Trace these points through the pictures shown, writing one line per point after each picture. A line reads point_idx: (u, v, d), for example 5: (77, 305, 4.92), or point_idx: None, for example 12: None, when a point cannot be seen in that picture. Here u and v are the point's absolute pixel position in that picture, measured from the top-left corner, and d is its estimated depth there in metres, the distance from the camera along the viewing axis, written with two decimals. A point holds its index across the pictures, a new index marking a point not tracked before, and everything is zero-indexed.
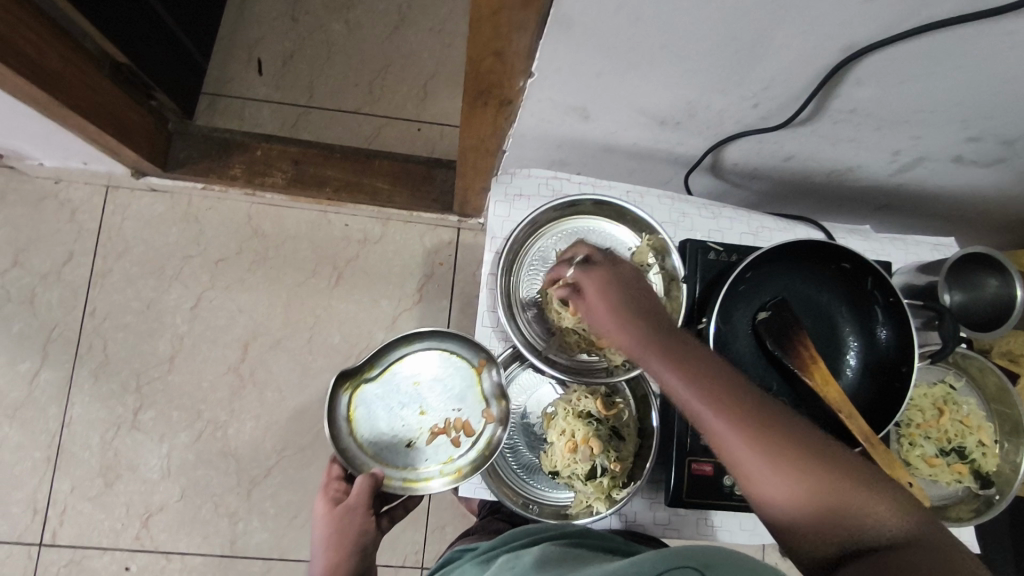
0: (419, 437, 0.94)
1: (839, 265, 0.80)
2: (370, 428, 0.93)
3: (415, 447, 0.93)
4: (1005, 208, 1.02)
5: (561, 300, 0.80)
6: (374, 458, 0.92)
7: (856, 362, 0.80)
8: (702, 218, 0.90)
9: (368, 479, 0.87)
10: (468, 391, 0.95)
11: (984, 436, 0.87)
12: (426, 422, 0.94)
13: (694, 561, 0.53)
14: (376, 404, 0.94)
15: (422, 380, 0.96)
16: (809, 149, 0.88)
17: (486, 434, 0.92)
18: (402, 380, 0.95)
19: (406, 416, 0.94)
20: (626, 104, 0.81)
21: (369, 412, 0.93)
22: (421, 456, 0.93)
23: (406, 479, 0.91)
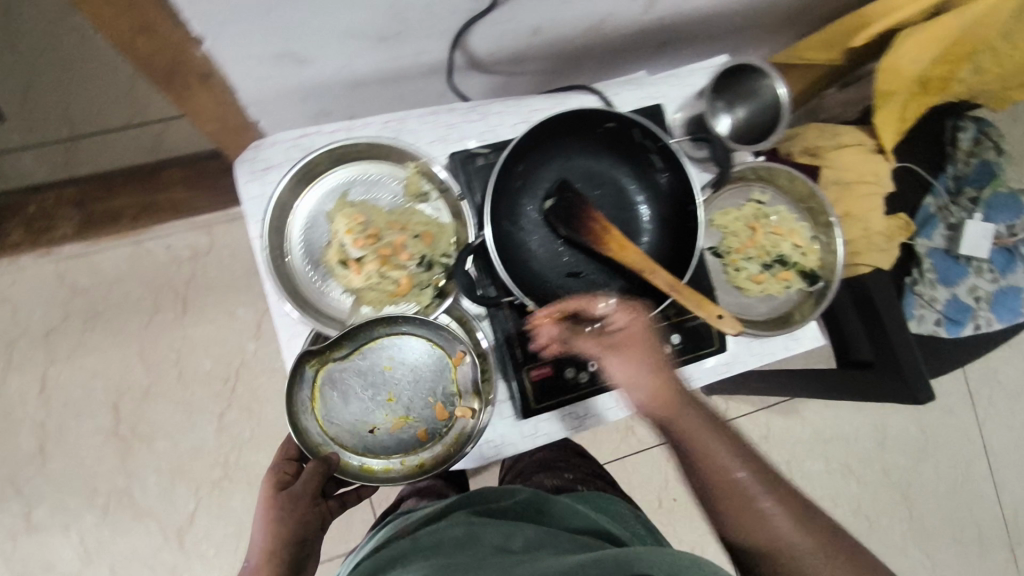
0: (384, 424, 0.80)
1: (605, 126, 0.76)
2: (331, 408, 0.79)
3: (376, 434, 0.80)
4: (770, 7, 1.00)
5: (342, 263, 0.75)
6: (332, 440, 0.79)
7: (651, 215, 0.79)
8: (470, 124, 0.84)
9: (318, 466, 0.75)
10: (443, 381, 0.81)
11: (798, 238, 0.89)
12: (394, 410, 0.80)
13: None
14: (344, 386, 0.79)
15: (396, 365, 0.80)
16: (548, 15, 0.82)
17: (455, 430, 0.80)
18: (374, 363, 0.80)
19: (374, 401, 0.80)
20: (331, 34, 0.72)
21: (336, 391, 0.79)
22: (386, 442, 0.80)
23: (365, 463, 0.79)
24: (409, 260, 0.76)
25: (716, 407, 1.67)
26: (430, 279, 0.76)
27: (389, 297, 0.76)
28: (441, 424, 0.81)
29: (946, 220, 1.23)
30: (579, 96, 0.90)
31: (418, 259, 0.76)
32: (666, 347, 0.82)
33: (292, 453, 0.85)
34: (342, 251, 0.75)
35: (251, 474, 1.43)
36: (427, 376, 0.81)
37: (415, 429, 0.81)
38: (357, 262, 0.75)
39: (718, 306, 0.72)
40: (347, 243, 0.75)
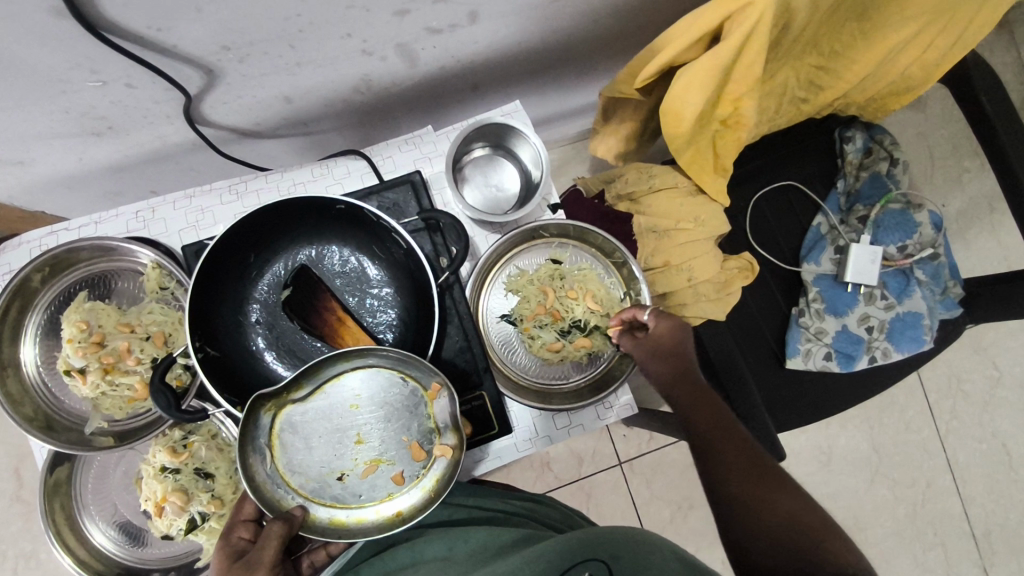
0: (354, 471, 0.65)
1: (337, 208, 0.70)
2: (290, 459, 0.64)
3: (346, 482, 0.65)
4: (577, 39, 0.92)
5: (67, 373, 0.71)
6: (299, 493, 0.64)
7: (399, 297, 0.73)
8: (224, 207, 0.80)
9: (279, 527, 0.61)
10: (418, 417, 0.66)
11: (592, 301, 0.81)
12: (365, 453, 0.65)
13: (601, 554, 0.62)
14: (307, 429, 0.65)
15: (364, 402, 0.65)
16: (286, 86, 0.76)
17: (436, 471, 0.65)
18: (336, 401, 0.65)
19: (340, 445, 0.65)
20: (29, 138, 0.69)
21: (297, 441, 0.64)
22: (358, 492, 0.65)
23: (335, 518, 0.64)
24: (140, 364, 0.72)
25: (638, 435, 1.52)
26: None
27: (127, 402, 0.73)
28: (418, 466, 0.65)
29: (835, 243, 1.12)
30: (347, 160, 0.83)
31: (151, 362, 0.73)
32: None
33: (249, 511, 0.69)
34: (65, 361, 0.71)
35: None
36: (400, 413, 0.66)
37: (391, 473, 0.65)
38: (81, 371, 0.71)
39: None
40: (69, 353, 0.70)
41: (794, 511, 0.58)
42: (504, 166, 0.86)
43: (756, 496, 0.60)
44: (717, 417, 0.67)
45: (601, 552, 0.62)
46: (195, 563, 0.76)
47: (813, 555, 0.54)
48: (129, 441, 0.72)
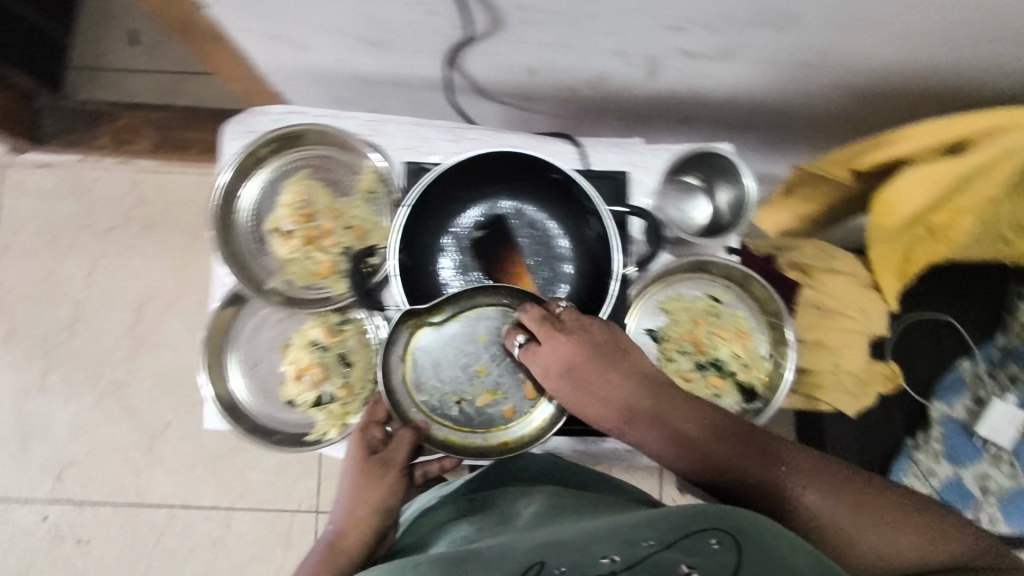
0: (473, 397, 0.76)
1: (551, 177, 0.76)
2: (420, 375, 0.75)
3: (461, 406, 0.76)
4: (802, 109, 0.95)
5: (273, 231, 0.80)
6: (421, 406, 0.76)
7: (574, 273, 0.78)
8: (442, 142, 0.87)
9: (409, 435, 0.75)
10: None
11: (739, 346, 0.83)
12: (483, 384, 0.76)
13: (732, 525, 0.52)
14: (434, 351, 0.75)
15: (490, 338, 0.75)
16: (540, 59, 0.83)
17: (543, 413, 0.76)
18: (465, 332, 0.75)
19: (463, 370, 0.76)
20: (322, 28, 0.78)
21: (428, 360, 0.75)
22: (471, 417, 0.76)
23: (449, 436, 0.76)
24: (334, 247, 0.80)
25: None
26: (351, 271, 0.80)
27: (310, 275, 0.80)
28: (527, 404, 0.76)
29: (974, 392, 1.08)
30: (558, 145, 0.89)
31: (342, 249, 0.80)
32: None
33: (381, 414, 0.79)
34: (276, 220, 0.80)
35: None
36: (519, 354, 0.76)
37: (504, 403, 0.76)
38: (286, 234, 0.80)
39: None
40: (283, 215, 0.80)
41: (813, 498, 0.58)
42: (698, 201, 0.88)
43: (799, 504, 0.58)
44: (700, 420, 0.66)
45: (726, 524, 0.52)
46: (303, 437, 0.82)
47: (846, 533, 0.56)
48: (295, 307, 0.77)
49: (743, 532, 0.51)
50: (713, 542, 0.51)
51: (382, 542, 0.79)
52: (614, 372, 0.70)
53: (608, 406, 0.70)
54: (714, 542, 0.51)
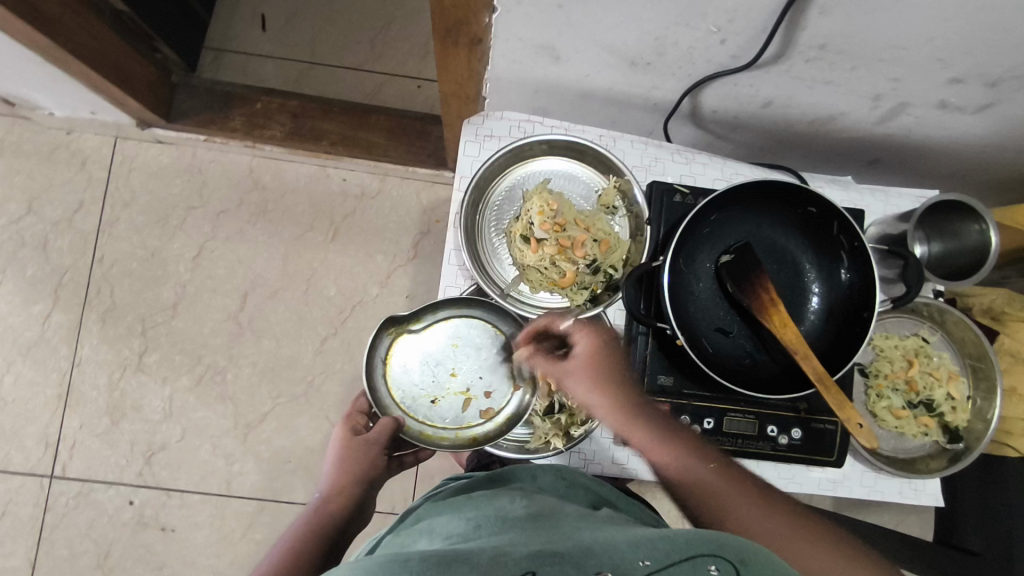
0: (445, 396, 0.83)
1: (805, 210, 0.79)
2: (403, 379, 0.83)
3: (438, 405, 0.84)
4: (997, 164, 0.99)
5: (523, 239, 0.81)
6: (399, 406, 0.83)
7: (819, 305, 0.79)
8: (674, 163, 0.89)
9: (389, 422, 0.81)
10: (503, 366, 0.84)
11: (953, 389, 0.86)
12: (455, 385, 0.84)
13: (733, 556, 0.50)
14: (412, 356, 0.83)
15: (462, 343, 0.84)
16: (787, 93, 0.85)
17: (507, 409, 0.84)
18: (443, 337, 0.84)
19: (440, 374, 0.84)
20: (595, 44, 0.79)
21: (407, 364, 0.83)
22: (445, 416, 0.83)
23: (424, 432, 0.83)
24: (582, 258, 0.80)
25: None
26: (590, 283, 0.81)
27: (550, 284, 0.82)
28: (497, 405, 0.84)
29: None
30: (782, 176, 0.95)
31: (590, 261, 0.81)
32: (783, 437, 0.81)
33: (361, 404, 0.93)
34: (528, 227, 0.81)
35: (326, 402, 1.50)
36: (491, 358, 0.84)
37: (475, 406, 0.84)
38: (537, 242, 0.81)
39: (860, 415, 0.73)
40: (535, 223, 0.80)
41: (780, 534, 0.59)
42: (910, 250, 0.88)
43: (751, 535, 0.60)
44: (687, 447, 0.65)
45: (730, 552, 0.51)
46: (527, 444, 0.85)
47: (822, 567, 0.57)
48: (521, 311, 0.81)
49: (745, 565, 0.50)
50: (712, 569, 0.50)
51: (358, 514, 0.87)
52: (612, 369, 0.70)
53: (600, 403, 0.69)
54: (713, 568, 0.50)
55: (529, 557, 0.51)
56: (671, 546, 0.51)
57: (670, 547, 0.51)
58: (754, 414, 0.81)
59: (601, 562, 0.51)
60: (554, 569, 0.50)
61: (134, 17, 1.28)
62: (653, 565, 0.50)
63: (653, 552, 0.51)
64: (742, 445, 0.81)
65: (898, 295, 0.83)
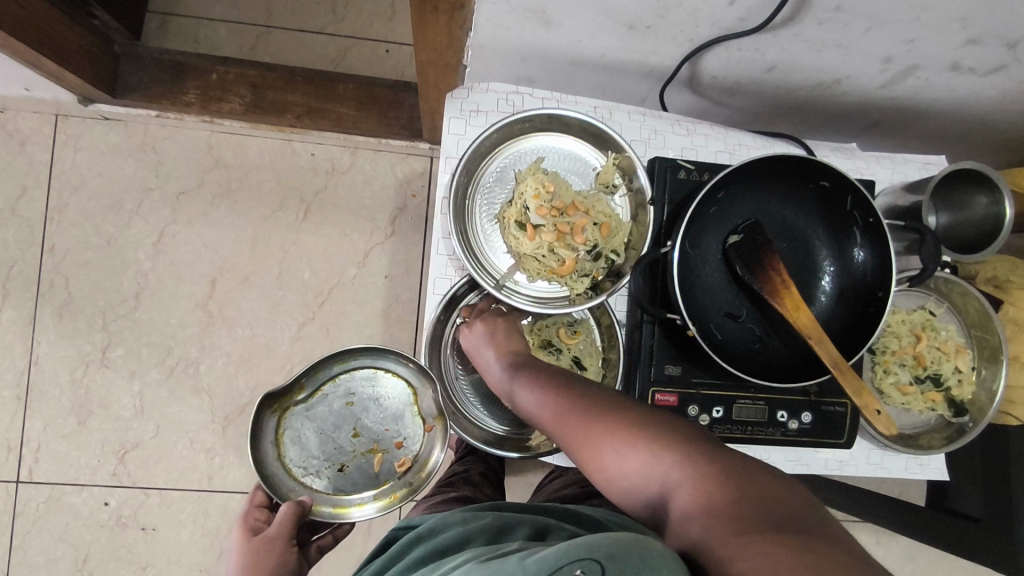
0: (352, 460, 0.89)
1: (817, 184, 0.74)
2: (300, 452, 0.87)
3: (346, 471, 0.88)
4: (1001, 125, 0.95)
5: (518, 225, 0.75)
6: (306, 486, 0.86)
7: (831, 286, 0.76)
8: (675, 135, 0.84)
9: (293, 506, 0.81)
10: (405, 414, 0.90)
11: (962, 362, 0.84)
12: (360, 445, 0.89)
13: (595, 551, 0.42)
14: (307, 430, 0.88)
15: (357, 402, 0.90)
16: (792, 57, 0.79)
17: (418, 455, 0.89)
18: (335, 401, 0.90)
19: (340, 438, 0.89)
20: (590, 7, 0.72)
21: (302, 436, 0.88)
22: (356, 479, 0.88)
23: (338, 504, 0.86)
24: (583, 244, 0.75)
25: None
26: (592, 270, 0.77)
27: (548, 273, 0.76)
28: (406, 452, 0.89)
29: None
30: (786, 147, 0.91)
31: (590, 247, 0.75)
32: (794, 422, 0.78)
33: (259, 499, 0.90)
34: (523, 213, 0.75)
35: None
36: (391, 410, 0.90)
37: (385, 460, 0.89)
38: (533, 228, 0.75)
39: (877, 400, 0.71)
40: (531, 207, 0.74)
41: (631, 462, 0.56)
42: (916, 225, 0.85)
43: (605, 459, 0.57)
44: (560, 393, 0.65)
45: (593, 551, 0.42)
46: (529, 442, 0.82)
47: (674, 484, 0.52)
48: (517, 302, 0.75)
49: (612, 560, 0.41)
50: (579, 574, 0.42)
51: None
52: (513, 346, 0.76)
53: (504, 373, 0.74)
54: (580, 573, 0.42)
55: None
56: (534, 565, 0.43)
57: (536, 567, 0.43)
58: (764, 401, 0.78)
59: None
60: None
61: None
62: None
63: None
64: (752, 432, 0.78)
65: (914, 271, 0.80)
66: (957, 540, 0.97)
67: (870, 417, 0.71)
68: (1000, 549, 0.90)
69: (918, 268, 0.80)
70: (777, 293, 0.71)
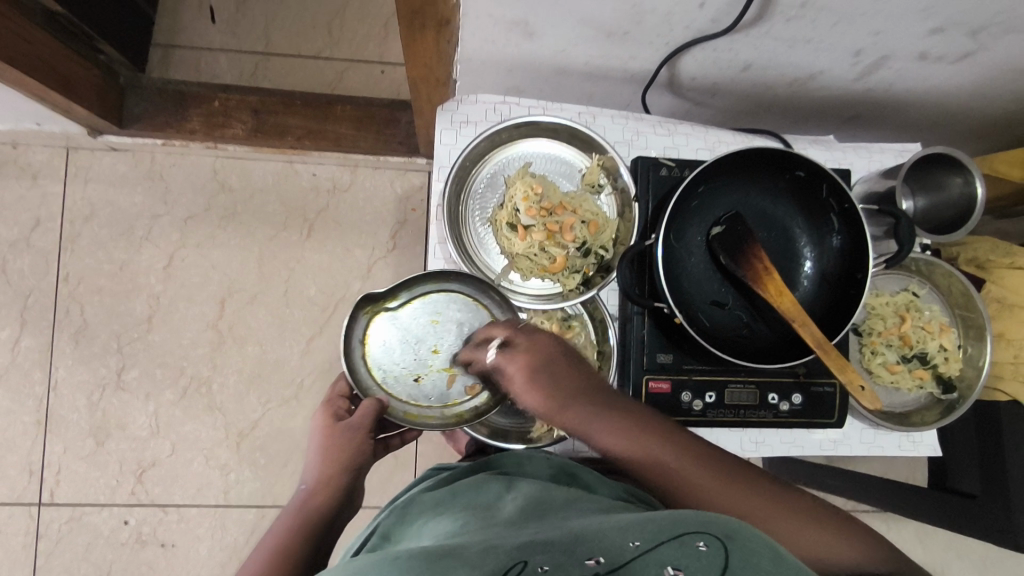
0: (428, 376, 0.79)
1: (793, 174, 0.78)
2: (384, 354, 0.79)
3: (421, 385, 0.79)
4: (974, 112, 0.99)
5: (509, 227, 0.79)
6: (382, 386, 0.79)
7: (812, 271, 0.79)
8: (657, 136, 0.88)
9: (372, 404, 0.77)
10: None
11: (947, 340, 0.87)
12: (439, 364, 0.79)
13: (720, 532, 0.49)
14: (392, 334, 0.79)
15: (445, 319, 0.80)
16: (765, 55, 0.83)
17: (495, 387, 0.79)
18: (424, 313, 0.80)
19: (422, 352, 0.79)
20: (569, 17, 0.76)
21: (386, 341, 0.79)
22: (429, 396, 0.79)
23: (408, 412, 0.79)
24: (572, 242, 0.79)
25: None
26: (583, 266, 0.81)
27: (541, 271, 0.80)
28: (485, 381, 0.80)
29: None
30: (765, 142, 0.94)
31: (579, 244, 0.80)
32: (785, 403, 0.81)
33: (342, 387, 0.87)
34: (514, 215, 0.79)
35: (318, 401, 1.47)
36: (477, 335, 0.80)
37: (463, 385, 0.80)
38: (524, 229, 0.79)
39: (861, 376, 0.74)
40: (521, 210, 0.79)
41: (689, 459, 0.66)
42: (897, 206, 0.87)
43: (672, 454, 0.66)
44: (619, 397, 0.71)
45: (714, 528, 0.49)
46: (530, 434, 0.85)
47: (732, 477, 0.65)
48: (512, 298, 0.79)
49: (733, 539, 0.48)
50: (701, 545, 0.48)
51: (348, 505, 0.82)
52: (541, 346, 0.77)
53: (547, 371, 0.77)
54: (702, 544, 0.48)
55: (520, 549, 0.49)
56: (658, 527, 0.50)
57: (662, 529, 0.49)
58: (755, 384, 0.81)
59: (590, 548, 0.49)
60: (548, 558, 0.48)
61: (74, 18, 1.21)
62: (644, 546, 0.48)
63: (641, 533, 0.50)
64: (745, 415, 0.80)
65: (889, 252, 0.83)
66: (953, 517, 0.98)
67: (855, 392, 0.74)
68: (998, 522, 0.92)
69: (894, 248, 0.83)
70: (760, 278, 0.74)
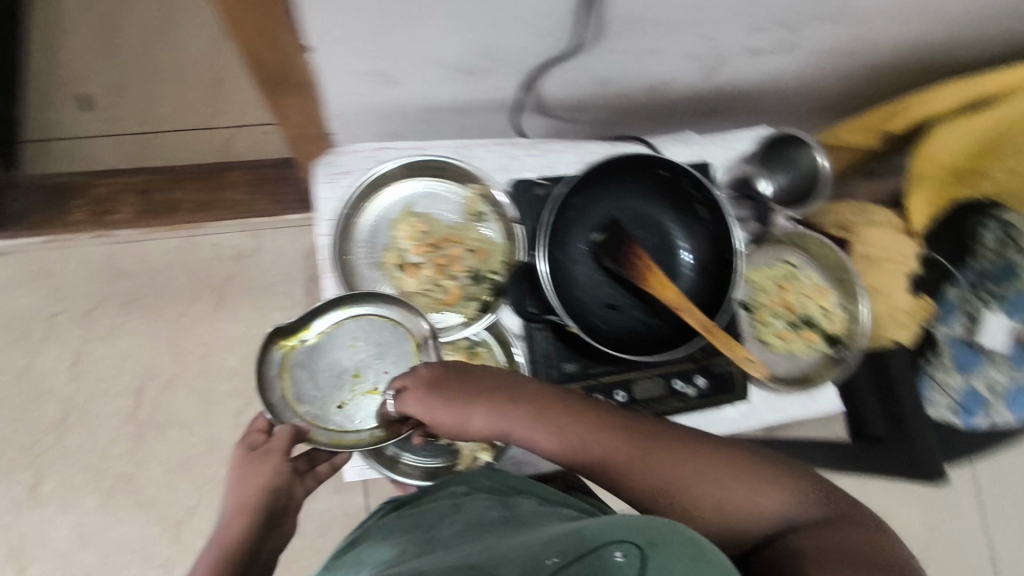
0: (351, 400, 0.82)
1: (657, 173, 0.83)
2: (303, 386, 0.81)
3: (345, 410, 0.81)
4: (816, 92, 1.08)
5: (399, 267, 0.84)
6: (305, 417, 0.80)
7: (690, 259, 0.84)
8: (530, 157, 0.92)
9: (287, 432, 0.77)
10: (406, 357, 0.82)
11: (825, 301, 0.95)
12: (361, 387, 0.82)
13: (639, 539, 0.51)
14: (310, 366, 0.82)
15: (361, 343, 0.83)
16: (614, 69, 0.89)
17: None
18: (339, 342, 0.83)
19: (342, 378, 0.82)
20: (420, 62, 0.80)
21: (306, 373, 0.81)
22: (356, 419, 0.81)
23: (334, 438, 0.80)
24: (462, 271, 0.84)
25: None
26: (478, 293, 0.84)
27: (439, 303, 0.84)
28: None
29: None
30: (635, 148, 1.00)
31: (470, 272, 0.84)
32: (690, 388, 0.85)
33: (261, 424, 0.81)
34: (401, 255, 0.84)
35: None
36: (392, 354, 0.83)
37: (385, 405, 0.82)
38: (414, 267, 0.85)
39: (747, 349, 0.79)
40: (408, 248, 0.85)
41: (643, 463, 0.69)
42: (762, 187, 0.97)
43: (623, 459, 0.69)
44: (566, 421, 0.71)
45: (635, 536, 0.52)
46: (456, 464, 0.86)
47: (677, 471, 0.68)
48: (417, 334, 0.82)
49: (652, 546, 0.51)
50: (619, 556, 0.51)
51: (273, 531, 0.76)
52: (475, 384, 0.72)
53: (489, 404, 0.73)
54: (620, 555, 0.51)
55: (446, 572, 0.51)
56: (579, 540, 0.52)
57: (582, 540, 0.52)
58: (659, 375, 0.85)
59: (512, 566, 0.51)
60: None
61: None
62: (562, 561, 0.51)
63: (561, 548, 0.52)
64: (656, 407, 0.84)
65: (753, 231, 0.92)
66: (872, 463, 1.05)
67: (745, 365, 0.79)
68: (904, 459, 1.01)
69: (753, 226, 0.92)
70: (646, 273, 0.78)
